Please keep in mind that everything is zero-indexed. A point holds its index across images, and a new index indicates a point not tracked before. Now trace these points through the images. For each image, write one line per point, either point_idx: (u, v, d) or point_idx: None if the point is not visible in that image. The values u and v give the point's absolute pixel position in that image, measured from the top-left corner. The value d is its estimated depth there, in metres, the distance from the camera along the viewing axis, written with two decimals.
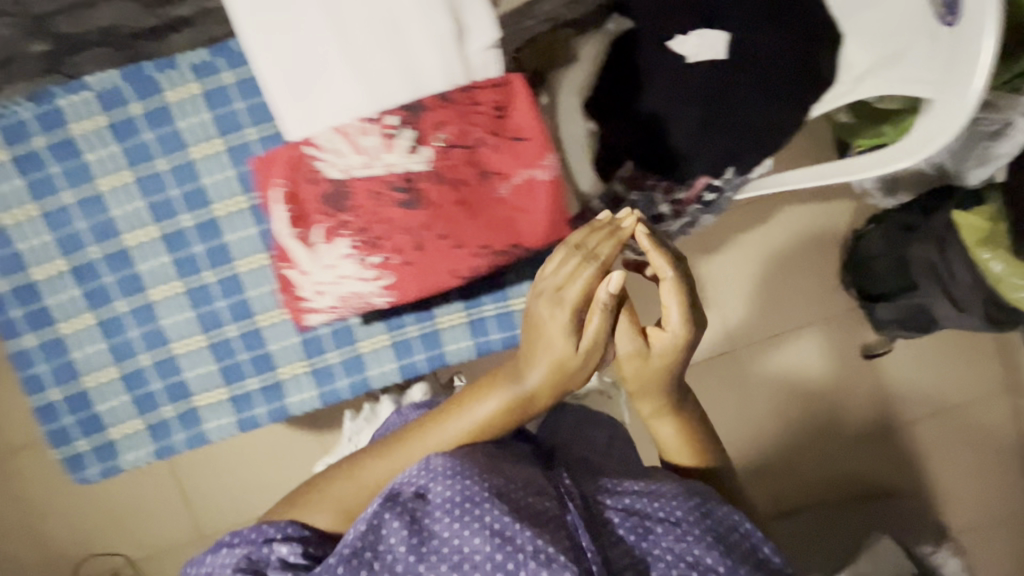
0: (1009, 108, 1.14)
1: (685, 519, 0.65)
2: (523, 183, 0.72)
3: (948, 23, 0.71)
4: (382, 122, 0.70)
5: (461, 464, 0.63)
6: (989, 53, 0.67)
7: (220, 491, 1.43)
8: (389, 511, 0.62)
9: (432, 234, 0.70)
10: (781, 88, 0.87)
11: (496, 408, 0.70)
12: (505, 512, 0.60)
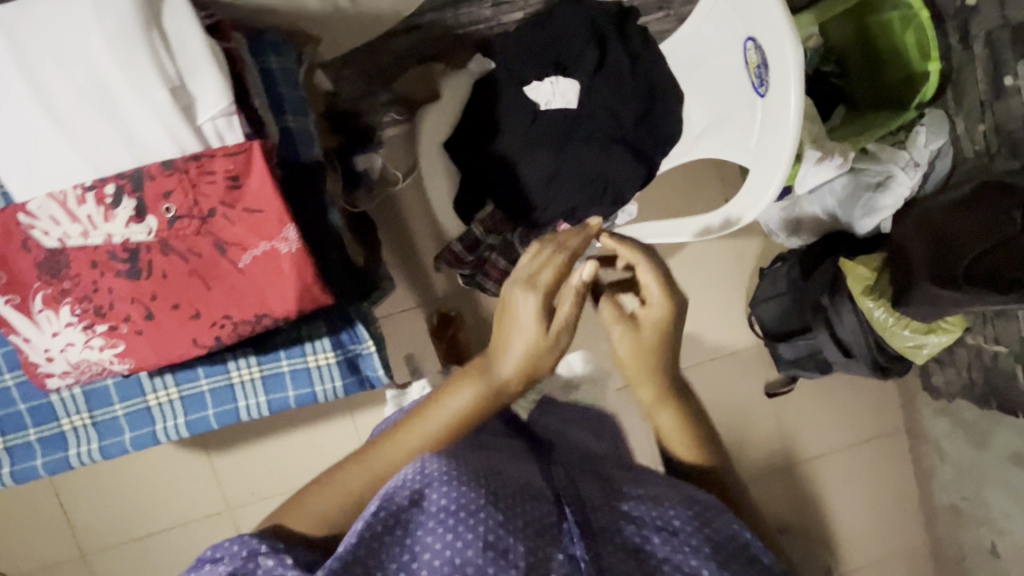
0: (890, 159, 1.15)
1: (684, 528, 0.48)
2: (265, 256, 0.52)
3: (762, 85, 0.69)
4: (94, 190, 0.49)
5: (463, 464, 0.47)
6: (798, 119, 0.66)
7: (104, 512, 1.41)
8: (417, 505, 0.44)
9: (156, 307, 0.52)
10: (622, 139, 0.86)
11: (475, 401, 0.56)
12: (506, 517, 0.44)
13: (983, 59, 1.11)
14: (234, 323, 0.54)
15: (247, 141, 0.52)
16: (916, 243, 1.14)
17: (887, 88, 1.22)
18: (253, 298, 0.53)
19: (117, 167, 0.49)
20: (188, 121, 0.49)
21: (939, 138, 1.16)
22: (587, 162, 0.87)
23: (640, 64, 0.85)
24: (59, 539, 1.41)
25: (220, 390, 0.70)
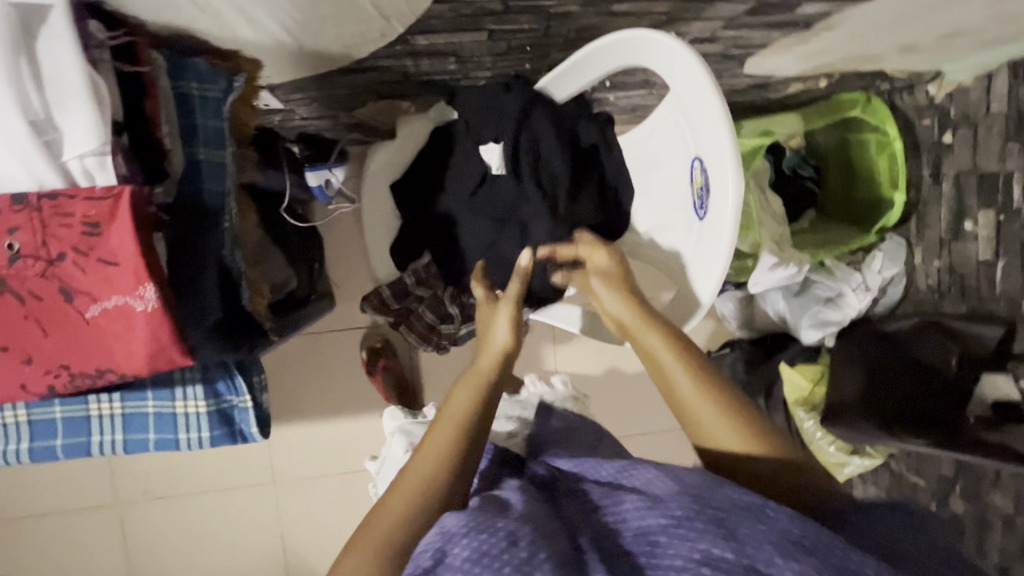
0: (842, 279, 1.17)
1: (683, 517, 0.50)
2: (116, 311, 0.48)
3: (702, 209, 0.67)
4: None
5: (475, 514, 0.51)
6: (728, 254, 0.64)
7: None
8: (430, 562, 0.47)
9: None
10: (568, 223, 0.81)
11: (474, 385, 0.65)
12: (525, 554, 0.47)
13: (948, 197, 1.12)
14: (72, 376, 0.50)
15: (120, 185, 0.47)
16: (855, 367, 1.13)
17: (858, 199, 1.22)
18: (96, 355, 0.49)
19: None
20: (49, 156, 0.45)
21: (894, 267, 1.17)
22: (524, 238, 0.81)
23: (595, 149, 0.83)
24: None
25: (86, 428, 0.64)
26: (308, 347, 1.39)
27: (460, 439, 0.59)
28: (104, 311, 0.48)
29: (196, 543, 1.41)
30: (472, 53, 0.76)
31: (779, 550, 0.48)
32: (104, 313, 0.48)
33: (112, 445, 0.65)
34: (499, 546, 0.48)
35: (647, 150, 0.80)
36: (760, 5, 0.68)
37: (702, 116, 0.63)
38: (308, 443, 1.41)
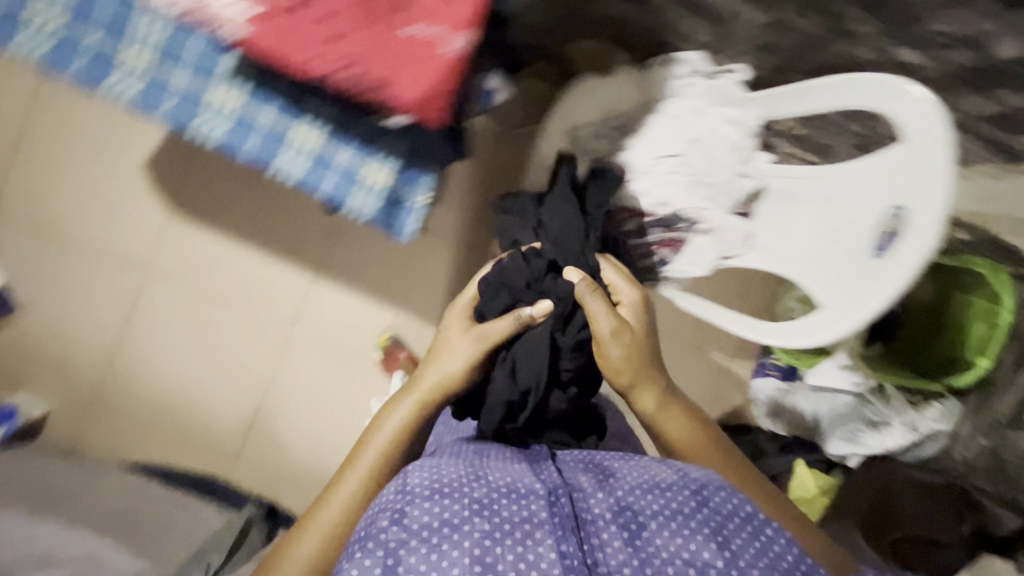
0: (895, 410, 1.20)
1: (678, 515, 0.65)
2: (432, 38, 0.57)
3: (882, 249, 0.73)
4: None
5: (439, 483, 0.68)
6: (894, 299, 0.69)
7: (42, 187, 1.34)
8: (390, 520, 0.64)
9: (318, 19, 0.58)
10: (564, 348, 0.86)
11: (401, 419, 0.85)
12: (486, 527, 0.63)
13: None
14: (354, 79, 0.58)
15: None
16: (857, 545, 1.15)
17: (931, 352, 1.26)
18: (392, 63, 0.57)
19: None
20: None
21: (945, 425, 1.20)
22: (547, 306, 0.85)
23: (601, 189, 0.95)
24: None
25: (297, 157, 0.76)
26: (385, 230, 1.40)
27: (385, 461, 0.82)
28: (419, 42, 0.57)
29: (192, 346, 1.40)
30: (736, 31, 0.81)
31: (760, 565, 0.61)
32: (416, 41, 0.57)
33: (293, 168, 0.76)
34: (458, 517, 0.64)
35: (809, 189, 0.86)
36: (1009, 113, 0.73)
37: (918, 169, 0.70)
38: (340, 312, 1.42)
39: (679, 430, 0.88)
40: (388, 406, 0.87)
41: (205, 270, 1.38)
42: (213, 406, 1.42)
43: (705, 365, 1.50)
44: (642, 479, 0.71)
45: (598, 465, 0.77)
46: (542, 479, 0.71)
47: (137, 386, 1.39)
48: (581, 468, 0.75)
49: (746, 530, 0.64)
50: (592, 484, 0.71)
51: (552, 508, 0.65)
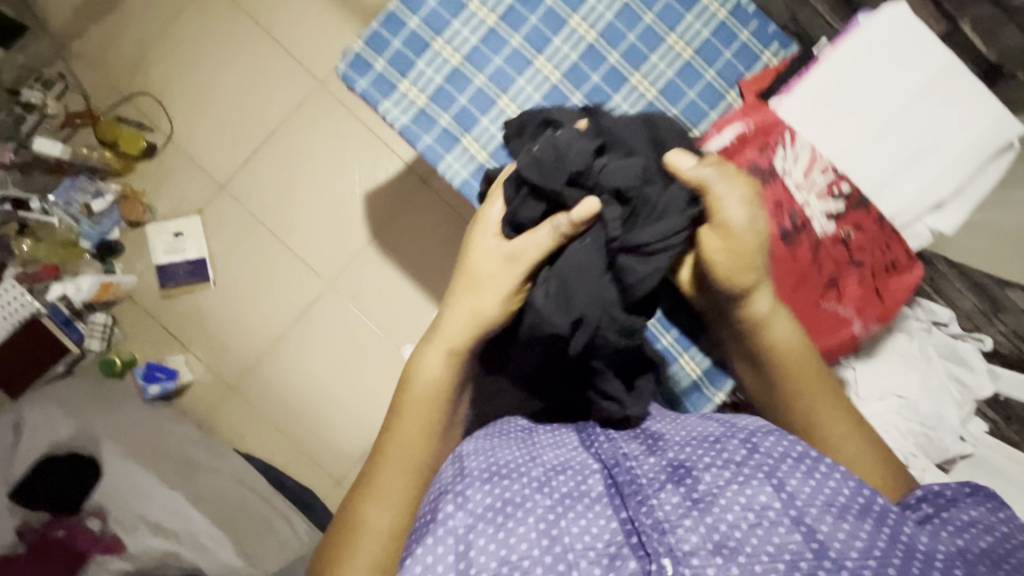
0: None
1: (743, 474, 0.61)
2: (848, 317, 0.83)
3: None
4: (835, 181, 0.80)
5: (497, 466, 0.67)
6: None
7: (273, 182, 1.45)
8: (450, 509, 0.63)
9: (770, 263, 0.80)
10: (622, 247, 0.69)
11: (439, 354, 0.76)
12: (550, 502, 0.63)
13: None
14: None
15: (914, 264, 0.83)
16: None
17: None
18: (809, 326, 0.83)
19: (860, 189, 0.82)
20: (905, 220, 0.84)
21: None
22: (592, 205, 0.67)
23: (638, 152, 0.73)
24: (228, 157, 1.44)
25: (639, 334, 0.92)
26: None
27: (430, 412, 0.75)
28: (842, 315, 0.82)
29: (341, 363, 1.46)
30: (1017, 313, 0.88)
31: (819, 504, 0.57)
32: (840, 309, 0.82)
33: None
34: (519, 493, 0.63)
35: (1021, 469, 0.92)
36: None
37: None
38: None
39: (784, 335, 0.76)
40: (418, 354, 0.78)
41: (378, 298, 1.45)
42: (343, 423, 1.46)
43: None
44: (690, 438, 0.69)
45: (645, 430, 0.75)
46: (594, 451, 0.71)
47: (284, 386, 1.46)
48: (632, 438, 0.73)
49: (803, 471, 0.60)
50: (643, 453, 0.69)
51: (607, 479, 0.65)
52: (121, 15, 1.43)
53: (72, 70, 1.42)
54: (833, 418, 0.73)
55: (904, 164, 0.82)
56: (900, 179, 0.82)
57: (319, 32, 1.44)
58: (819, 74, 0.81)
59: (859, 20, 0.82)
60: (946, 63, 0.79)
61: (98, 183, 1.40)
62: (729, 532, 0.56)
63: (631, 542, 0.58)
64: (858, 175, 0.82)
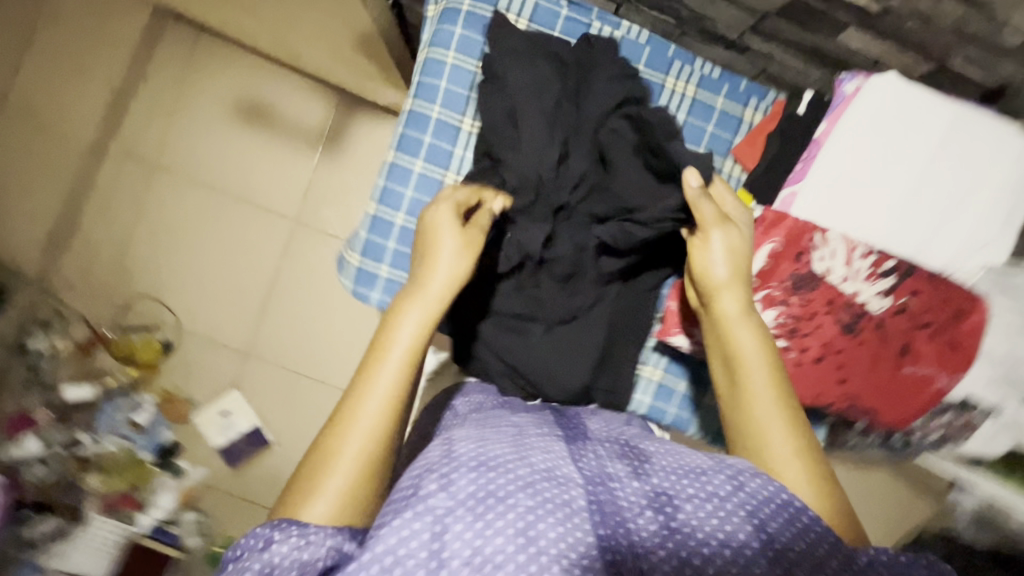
0: None
1: (731, 509, 0.50)
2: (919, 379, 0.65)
3: None
4: (876, 258, 0.63)
5: (488, 456, 0.53)
6: None
7: (288, 330, 1.45)
8: (433, 487, 0.49)
9: (832, 358, 0.64)
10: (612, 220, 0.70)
11: (422, 327, 0.57)
12: (532, 502, 0.47)
13: None
14: (852, 407, 0.65)
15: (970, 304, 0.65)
16: None
17: None
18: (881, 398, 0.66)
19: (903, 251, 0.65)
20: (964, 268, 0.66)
21: None
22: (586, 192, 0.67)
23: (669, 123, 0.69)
24: (238, 324, 1.45)
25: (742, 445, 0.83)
26: None
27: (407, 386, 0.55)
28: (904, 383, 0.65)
29: None
30: None
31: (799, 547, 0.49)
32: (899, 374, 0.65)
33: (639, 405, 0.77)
34: (505, 489, 0.48)
35: None
36: None
37: None
38: None
39: (750, 346, 0.59)
40: (397, 309, 0.58)
41: None
42: None
43: None
44: (676, 461, 0.56)
45: (625, 442, 0.62)
46: (579, 464, 0.55)
47: None
48: (613, 450, 0.59)
49: (787, 513, 0.51)
50: (628, 470, 0.55)
51: (589, 494, 0.49)
52: (84, 230, 1.43)
53: (65, 301, 1.42)
54: (781, 445, 0.56)
55: (946, 225, 0.64)
56: (945, 247, 0.64)
57: (273, 175, 1.42)
58: (828, 150, 0.63)
59: (849, 92, 0.64)
60: (955, 112, 0.63)
61: (133, 398, 1.41)
62: (698, 560, 0.47)
63: (603, 563, 0.45)
64: (895, 250, 0.64)
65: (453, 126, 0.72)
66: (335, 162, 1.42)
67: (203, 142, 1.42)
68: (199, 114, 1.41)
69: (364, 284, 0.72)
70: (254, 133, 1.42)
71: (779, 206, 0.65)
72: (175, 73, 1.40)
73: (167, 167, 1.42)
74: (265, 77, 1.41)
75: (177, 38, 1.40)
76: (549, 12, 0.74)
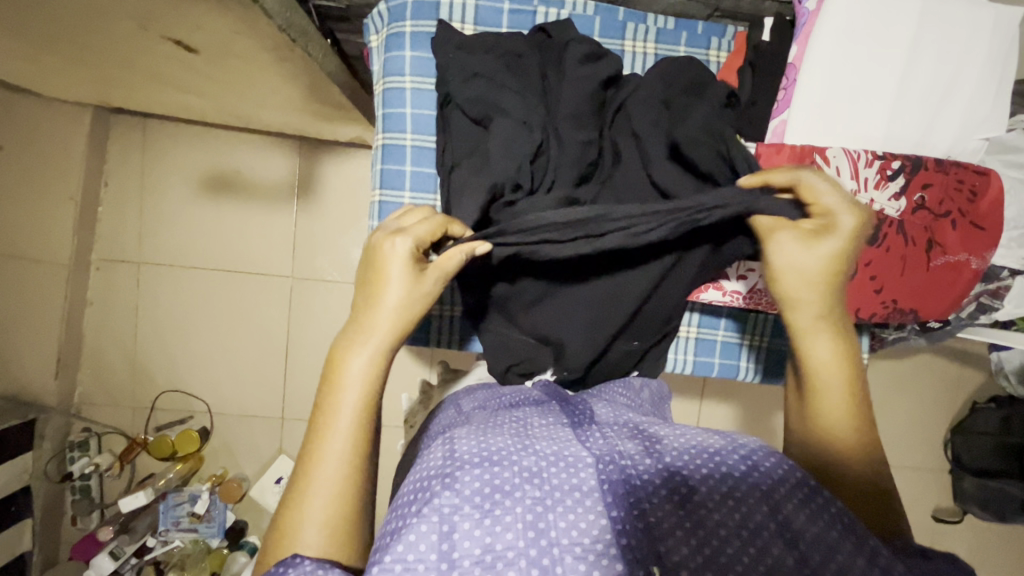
0: None
1: (739, 488, 0.52)
2: (953, 263, 0.65)
3: None
4: (882, 161, 0.62)
5: (489, 448, 0.53)
6: None
7: (317, 379, 1.45)
8: (438, 487, 0.49)
9: (862, 272, 0.64)
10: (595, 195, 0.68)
11: (373, 355, 0.56)
12: (540, 493, 0.50)
13: None
14: (895, 310, 0.66)
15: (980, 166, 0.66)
16: None
17: None
18: (922, 295, 0.66)
19: (900, 150, 0.65)
20: (966, 150, 0.67)
21: None
22: (552, 161, 0.66)
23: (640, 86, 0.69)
24: (269, 389, 1.45)
25: None
26: None
27: (373, 407, 0.55)
28: (943, 263, 0.65)
29: None
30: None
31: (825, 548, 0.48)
32: (936, 259, 0.65)
33: (684, 363, 0.85)
34: (510, 482, 0.50)
35: None
36: None
37: None
38: None
39: (826, 353, 0.58)
40: (338, 356, 0.56)
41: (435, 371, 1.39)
42: None
43: (936, 360, 1.56)
44: (686, 445, 0.56)
45: (638, 425, 0.61)
46: (588, 444, 0.56)
47: None
48: (623, 432, 0.60)
49: (802, 495, 0.51)
50: (640, 449, 0.56)
51: (600, 473, 0.52)
52: (91, 342, 1.42)
53: (92, 418, 1.42)
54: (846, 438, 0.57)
55: (942, 110, 0.65)
56: (944, 131, 0.65)
57: (258, 236, 1.41)
58: (808, 73, 0.63)
59: (811, 9, 0.63)
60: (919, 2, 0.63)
61: (188, 489, 1.38)
62: (719, 546, 0.48)
63: (619, 546, 0.48)
64: (897, 149, 0.65)
65: (430, 148, 0.73)
66: (315, 208, 1.41)
67: (182, 223, 1.41)
68: (170, 197, 1.40)
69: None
70: (226, 203, 1.41)
71: (772, 137, 0.67)
72: (135, 164, 1.39)
73: (154, 258, 1.41)
74: (223, 144, 1.39)
75: (127, 131, 1.39)
76: (491, 9, 0.74)
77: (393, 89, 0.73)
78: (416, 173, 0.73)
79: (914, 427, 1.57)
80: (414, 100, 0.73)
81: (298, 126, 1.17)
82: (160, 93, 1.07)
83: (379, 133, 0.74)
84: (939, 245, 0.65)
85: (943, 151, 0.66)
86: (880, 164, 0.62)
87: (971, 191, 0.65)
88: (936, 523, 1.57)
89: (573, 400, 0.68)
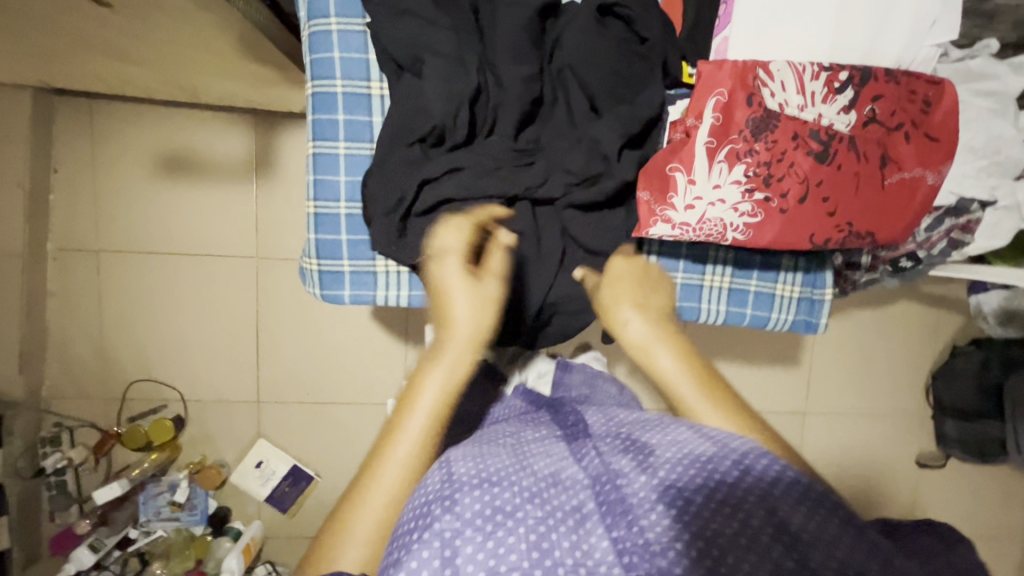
0: None
1: (731, 488, 0.50)
2: (908, 178, 0.64)
3: None
4: (828, 73, 0.62)
5: (487, 468, 0.52)
6: None
7: (290, 359, 1.42)
8: (438, 511, 0.48)
9: (814, 191, 0.62)
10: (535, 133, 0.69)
11: (446, 382, 0.59)
12: (541, 513, 0.49)
13: None
14: (850, 232, 0.65)
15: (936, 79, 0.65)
16: None
17: None
18: (879, 215, 0.65)
19: (849, 61, 0.65)
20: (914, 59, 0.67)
21: None
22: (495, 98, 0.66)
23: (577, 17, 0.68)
24: (242, 372, 1.42)
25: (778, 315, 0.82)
26: None
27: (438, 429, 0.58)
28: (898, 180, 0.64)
29: None
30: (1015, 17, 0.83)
31: (822, 547, 0.46)
32: (890, 176, 0.64)
33: None
34: (512, 503, 0.49)
35: None
36: None
37: None
38: None
39: (669, 362, 0.65)
40: (420, 375, 0.61)
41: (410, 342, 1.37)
42: None
43: (916, 305, 1.54)
44: (675, 450, 0.54)
45: (629, 434, 0.61)
46: (583, 465, 0.57)
47: None
48: (614, 446, 0.59)
49: (801, 497, 0.50)
50: (634, 463, 0.55)
51: (597, 496, 0.53)
52: (55, 337, 1.38)
53: (63, 412, 1.39)
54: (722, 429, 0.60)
55: (887, 17, 0.64)
56: (892, 38, 0.65)
57: (218, 217, 1.37)
58: None
59: None
60: None
61: (166, 479, 1.36)
62: (720, 556, 0.46)
63: (624, 565, 0.47)
64: (847, 59, 0.65)
65: (362, 95, 0.71)
66: (276, 183, 1.36)
67: (139, 208, 1.36)
68: (125, 182, 1.35)
69: (331, 284, 0.74)
70: (183, 184, 1.36)
71: (716, 56, 0.66)
72: (84, 148, 1.34)
73: (112, 246, 1.37)
74: (176, 122, 1.34)
75: (73, 114, 1.33)
76: None
77: (320, 34, 0.69)
78: (351, 122, 0.71)
79: (896, 373, 1.57)
80: (344, 44, 0.70)
81: (245, 95, 1.12)
82: (97, 66, 1.02)
83: (309, 81, 0.71)
84: (893, 162, 0.64)
85: (892, 61, 0.66)
86: (826, 79, 0.62)
87: (925, 106, 0.64)
88: (919, 466, 1.57)
89: (565, 413, 0.69)
